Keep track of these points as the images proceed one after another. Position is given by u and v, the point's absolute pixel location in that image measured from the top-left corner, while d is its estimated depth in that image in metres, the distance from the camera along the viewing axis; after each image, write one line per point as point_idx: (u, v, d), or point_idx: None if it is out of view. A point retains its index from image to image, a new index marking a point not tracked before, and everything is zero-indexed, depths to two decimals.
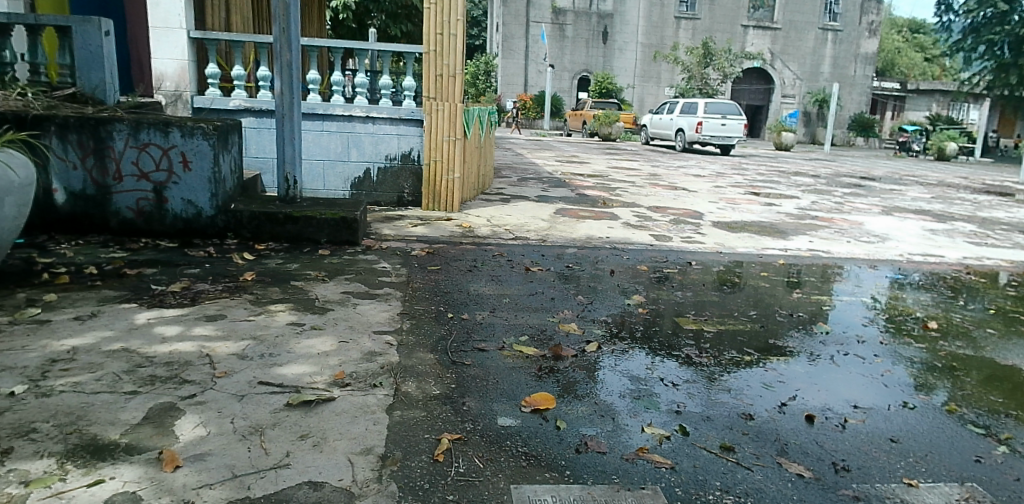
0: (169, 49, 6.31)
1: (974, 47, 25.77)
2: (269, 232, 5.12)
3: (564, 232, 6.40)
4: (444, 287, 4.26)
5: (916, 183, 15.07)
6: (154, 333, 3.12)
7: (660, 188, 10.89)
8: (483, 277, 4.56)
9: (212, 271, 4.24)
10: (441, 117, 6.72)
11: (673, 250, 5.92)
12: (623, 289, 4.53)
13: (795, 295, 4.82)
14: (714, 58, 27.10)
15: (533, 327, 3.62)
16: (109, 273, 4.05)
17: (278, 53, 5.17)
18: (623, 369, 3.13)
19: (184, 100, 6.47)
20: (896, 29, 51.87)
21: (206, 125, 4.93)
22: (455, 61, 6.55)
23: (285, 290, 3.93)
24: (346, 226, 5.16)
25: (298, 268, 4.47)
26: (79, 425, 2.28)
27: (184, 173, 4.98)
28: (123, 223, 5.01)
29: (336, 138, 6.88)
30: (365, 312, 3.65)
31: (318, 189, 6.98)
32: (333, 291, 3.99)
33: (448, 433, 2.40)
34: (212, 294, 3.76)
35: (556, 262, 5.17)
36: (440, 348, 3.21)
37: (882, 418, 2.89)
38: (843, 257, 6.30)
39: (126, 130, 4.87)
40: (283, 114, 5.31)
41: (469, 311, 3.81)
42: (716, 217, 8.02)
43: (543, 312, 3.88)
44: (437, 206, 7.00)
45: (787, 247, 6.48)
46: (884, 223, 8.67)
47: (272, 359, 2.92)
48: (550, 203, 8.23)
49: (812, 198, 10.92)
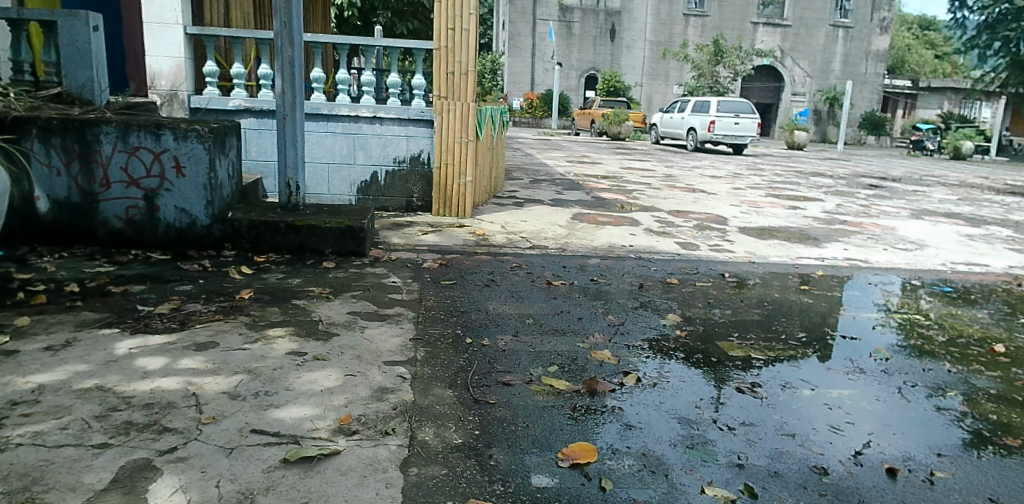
0: (165, 46, 5.95)
1: (989, 44, 25.17)
2: (270, 243, 4.74)
3: (584, 240, 6.00)
4: (460, 306, 3.87)
5: (937, 185, 14.61)
6: (134, 367, 2.74)
7: (678, 190, 10.47)
8: (503, 294, 4.17)
9: (207, 288, 3.86)
10: (453, 117, 6.34)
11: (702, 260, 5.52)
12: (656, 307, 4.13)
13: (841, 313, 4.41)
14: (725, 56, 26.63)
15: (563, 356, 3.22)
16: (92, 291, 3.68)
17: (278, 49, 4.80)
18: (670, 408, 2.74)
19: (179, 99, 6.10)
20: (907, 25, 51.30)
21: (201, 127, 4.56)
22: (467, 58, 6.18)
23: (286, 311, 3.55)
24: (352, 236, 4.77)
25: (300, 284, 4.09)
26: (33, 492, 1.91)
27: (178, 179, 4.60)
28: (112, 234, 4.64)
29: (342, 139, 6.49)
30: (374, 337, 3.27)
31: (322, 194, 6.59)
32: (338, 312, 3.61)
33: (475, 500, 2.02)
34: (204, 317, 3.38)
35: (579, 275, 4.78)
36: (460, 382, 2.82)
37: (974, 470, 2.48)
38: (882, 267, 5.88)
39: (114, 132, 4.50)
40: (284, 115, 4.93)
41: (490, 335, 3.42)
42: (741, 222, 7.61)
43: (571, 336, 3.49)
44: (448, 211, 6.61)
45: (823, 257, 6.07)
46: (918, 227, 8.24)
47: (268, 399, 2.53)
48: (566, 207, 7.83)
49: (836, 200, 10.49)
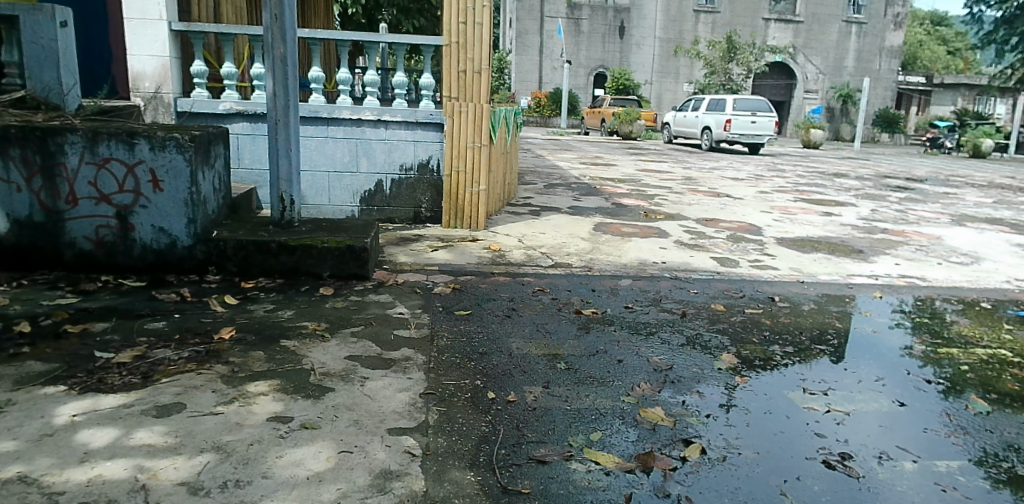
0: (148, 44, 5.40)
1: (1008, 40, 24.38)
2: (260, 265, 4.18)
3: (610, 256, 5.42)
4: (479, 345, 3.29)
5: (967, 186, 13.87)
6: (73, 445, 2.21)
7: (701, 194, 9.86)
8: (527, 328, 3.59)
9: (183, 326, 3.30)
10: (465, 121, 5.78)
11: (745, 280, 4.92)
12: (705, 344, 3.54)
13: (917, 349, 3.79)
14: (738, 52, 25.89)
15: (605, 416, 2.64)
16: (45, 331, 3.13)
17: (268, 46, 4.24)
18: (750, 498, 2.17)
19: (164, 102, 5.54)
20: (919, 20, 50.48)
21: (181, 134, 3.99)
22: (480, 56, 5.61)
23: (273, 357, 2.99)
24: (352, 257, 4.21)
25: (292, 317, 3.52)
26: None
27: (155, 194, 4.04)
28: (81, 256, 4.09)
29: (343, 145, 5.92)
30: (377, 393, 2.69)
31: (323, 204, 6.03)
32: (334, 356, 3.03)
33: None
34: (173, 365, 2.83)
35: (611, 301, 4.20)
36: (484, 462, 2.26)
37: None
38: (944, 286, 5.26)
39: (81, 142, 3.94)
40: (276, 120, 4.35)
41: (516, 387, 2.83)
42: (776, 232, 7.00)
43: (611, 387, 2.90)
44: (459, 222, 6.04)
45: (876, 274, 5.46)
46: (966, 236, 7.61)
47: (237, 494, 2.00)
48: (586, 216, 7.25)
49: (869, 205, 9.85)
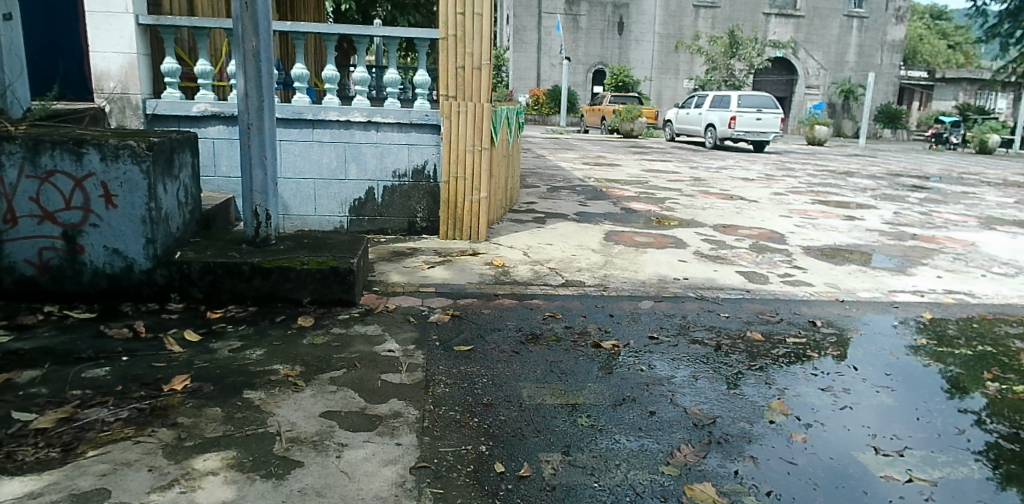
0: (113, 39, 4.86)
1: (1012, 33, 23.74)
2: (230, 291, 3.64)
3: (626, 271, 4.90)
4: (483, 394, 2.76)
5: (984, 184, 13.31)
6: None
7: (713, 197, 9.33)
8: (540, 368, 3.06)
9: (129, 373, 2.75)
10: (463, 122, 5.24)
11: (780, 299, 4.39)
12: (748, 386, 3.01)
13: (994, 387, 3.23)
14: (740, 48, 25.22)
15: (642, 499, 2.10)
16: None
17: (238, 39, 3.70)
18: None
19: (131, 104, 5.00)
20: (920, 15, 49.91)
21: (137, 142, 3.46)
22: (481, 50, 5.09)
23: (232, 415, 2.44)
24: (336, 280, 3.68)
25: (262, 358, 2.98)
26: None
27: (107, 211, 3.50)
28: (22, 283, 3.55)
29: (330, 150, 5.37)
30: (356, 469, 2.16)
31: (308, 214, 5.48)
32: (307, 414, 2.49)
33: None
34: (107, 430, 2.29)
35: (634, 329, 3.66)
36: None
37: None
38: (996, 304, 4.73)
39: (20, 152, 3.41)
40: (248, 124, 3.80)
41: (529, 456, 2.29)
42: (801, 240, 6.47)
43: (645, 453, 2.37)
44: (458, 233, 5.50)
45: (921, 290, 4.92)
46: (1001, 242, 7.08)
47: None
48: (596, 224, 6.71)
49: (890, 207, 9.30)
